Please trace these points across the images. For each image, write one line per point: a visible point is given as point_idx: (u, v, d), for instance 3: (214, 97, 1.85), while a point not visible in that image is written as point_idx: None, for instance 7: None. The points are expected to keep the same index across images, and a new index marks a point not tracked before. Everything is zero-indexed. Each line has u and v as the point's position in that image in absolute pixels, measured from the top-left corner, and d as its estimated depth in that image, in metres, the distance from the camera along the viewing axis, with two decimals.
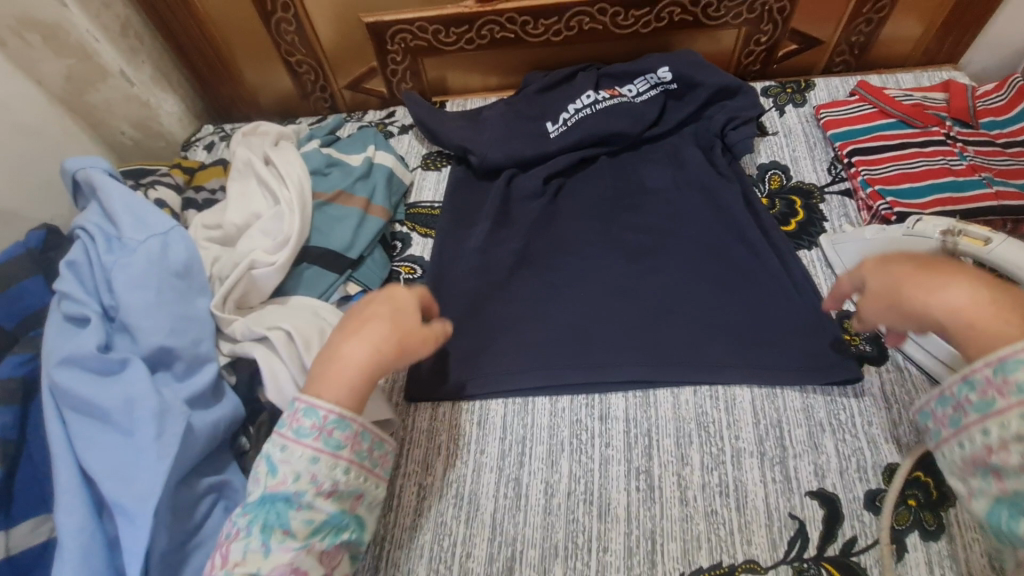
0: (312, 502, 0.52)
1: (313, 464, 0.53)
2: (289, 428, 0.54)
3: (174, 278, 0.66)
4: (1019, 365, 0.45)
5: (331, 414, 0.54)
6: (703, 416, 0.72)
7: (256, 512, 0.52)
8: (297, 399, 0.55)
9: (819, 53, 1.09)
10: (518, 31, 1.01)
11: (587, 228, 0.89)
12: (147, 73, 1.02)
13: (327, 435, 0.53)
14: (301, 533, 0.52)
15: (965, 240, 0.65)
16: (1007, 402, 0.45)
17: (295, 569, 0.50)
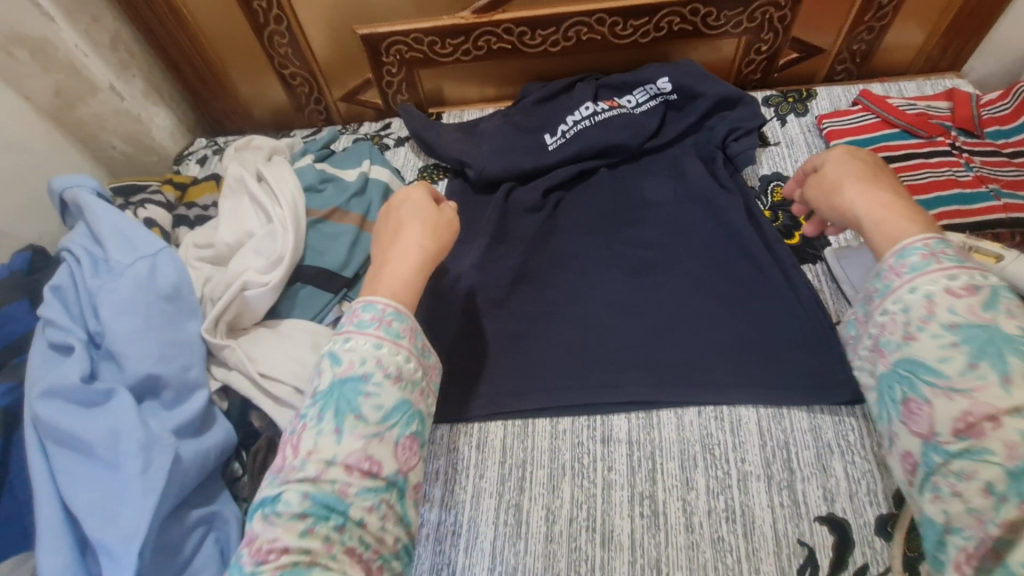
0: (381, 386, 0.53)
1: (378, 349, 0.54)
2: (349, 323, 0.56)
3: (163, 302, 0.64)
4: (914, 251, 0.52)
5: (388, 308, 0.57)
6: (708, 439, 0.70)
7: (327, 399, 0.52)
8: (352, 303, 0.58)
9: (821, 62, 1.08)
10: (515, 42, 1.00)
11: (587, 242, 0.88)
12: (138, 87, 1.00)
13: (387, 325, 0.56)
14: (373, 416, 0.51)
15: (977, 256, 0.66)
16: (901, 280, 0.52)
17: (369, 458, 0.50)
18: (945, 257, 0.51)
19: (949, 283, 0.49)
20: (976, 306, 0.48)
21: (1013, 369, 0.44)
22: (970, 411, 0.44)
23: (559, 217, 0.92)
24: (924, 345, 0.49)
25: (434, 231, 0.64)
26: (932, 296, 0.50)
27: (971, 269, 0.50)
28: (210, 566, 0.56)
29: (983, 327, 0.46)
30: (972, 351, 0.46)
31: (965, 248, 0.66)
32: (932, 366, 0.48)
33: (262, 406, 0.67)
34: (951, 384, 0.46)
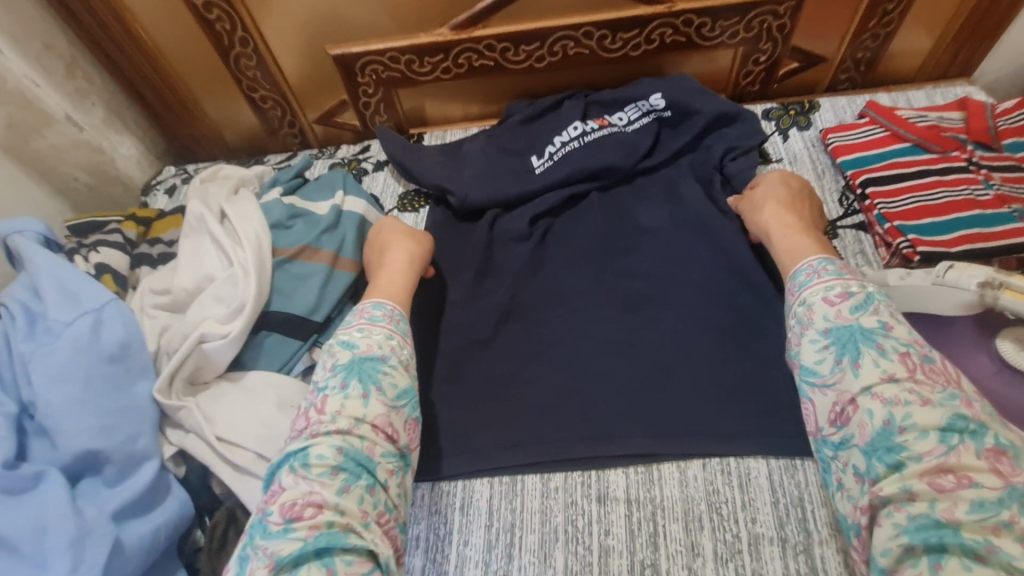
0: (394, 369, 0.61)
1: (390, 339, 0.64)
2: (361, 318, 0.65)
3: (106, 364, 0.58)
4: (801, 272, 0.62)
5: (395, 309, 0.68)
6: (714, 496, 0.64)
7: (350, 372, 0.59)
8: (362, 303, 0.68)
9: (823, 71, 1.01)
10: (497, 59, 0.94)
11: (579, 274, 0.82)
12: (98, 116, 0.94)
13: (395, 322, 0.66)
14: (391, 392, 0.59)
15: (1007, 295, 0.57)
16: (794, 296, 0.61)
17: (391, 426, 0.58)
18: (827, 271, 0.60)
19: (826, 292, 0.57)
20: (845, 310, 0.55)
21: (865, 358, 0.52)
22: (839, 403, 0.52)
23: (547, 246, 0.86)
24: (806, 349, 0.57)
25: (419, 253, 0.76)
26: (812, 304, 0.58)
27: (846, 279, 0.58)
28: None
29: (847, 327, 0.54)
30: (839, 349, 0.54)
31: (992, 288, 0.58)
32: (810, 367, 0.56)
33: (220, 474, 0.61)
34: (826, 381, 0.54)
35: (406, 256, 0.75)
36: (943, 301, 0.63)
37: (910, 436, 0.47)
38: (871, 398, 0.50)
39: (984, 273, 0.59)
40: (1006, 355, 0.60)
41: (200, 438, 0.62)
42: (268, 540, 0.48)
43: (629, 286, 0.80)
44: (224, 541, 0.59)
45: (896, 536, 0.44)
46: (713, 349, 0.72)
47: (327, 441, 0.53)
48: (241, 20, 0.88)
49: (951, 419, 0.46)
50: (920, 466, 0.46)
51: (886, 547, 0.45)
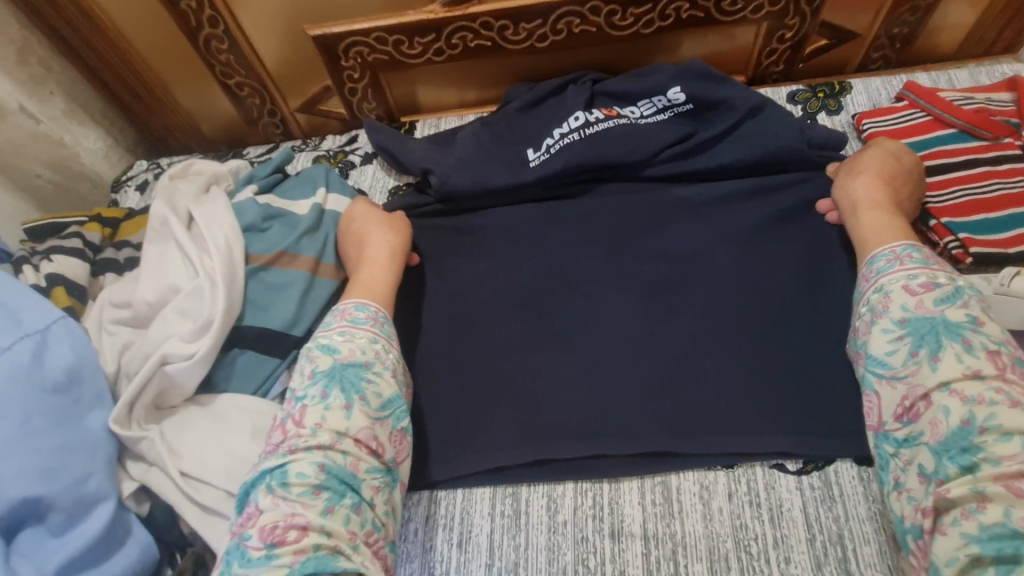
0: (381, 377, 0.56)
1: (375, 343, 0.58)
2: (342, 320, 0.59)
3: (51, 395, 0.51)
4: (881, 258, 0.58)
5: (379, 311, 0.62)
6: (743, 533, 0.57)
7: (331, 379, 0.53)
8: (341, 304, 0.62)
9: (853, 48, 0.92)
10: (495, 38, 0.85)
11: (588, 278, 0.74)
12: (58, 106, 0.85)
13: (380, 324, 0.61)
14: (376, 401, 0.54)
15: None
16: (867, 284, 0.58)
17: (376, 439, 0.52)
18: (912, 259, 0.56)
19: (909, 281, 0.54)
20: (929, 301, 0.52)
21: (947, 353, 0.49)
22: (909, 398, 0.50)
23: (554, 246, 0.77)
24: (877, 339, 0.54)
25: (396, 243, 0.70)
26: (889, 291, 0.55)
27: (932, 268, 0.55)
28: None
29: (929, 319, 0.51)
30: (915, 341, 0.51)
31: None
32: (880, 358, 0.53)
33: (186, 516, 0.54)
34: (897, 374, 0.51)
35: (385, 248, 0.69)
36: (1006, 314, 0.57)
37: (989, 438, 0.44)
38: (950, 394, 0.47)
39: None
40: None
41: (161, 474, 0.55)
42: (247, 568, 0.44)
43: (644, 293, 0.72)
44: None
45: (964, 545, 0.42)
46: (740, 363, 0.65)
47: (305, 458, 0.48)
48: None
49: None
50: (997, 469, 0.43)
51: (951, 557, 0.42)
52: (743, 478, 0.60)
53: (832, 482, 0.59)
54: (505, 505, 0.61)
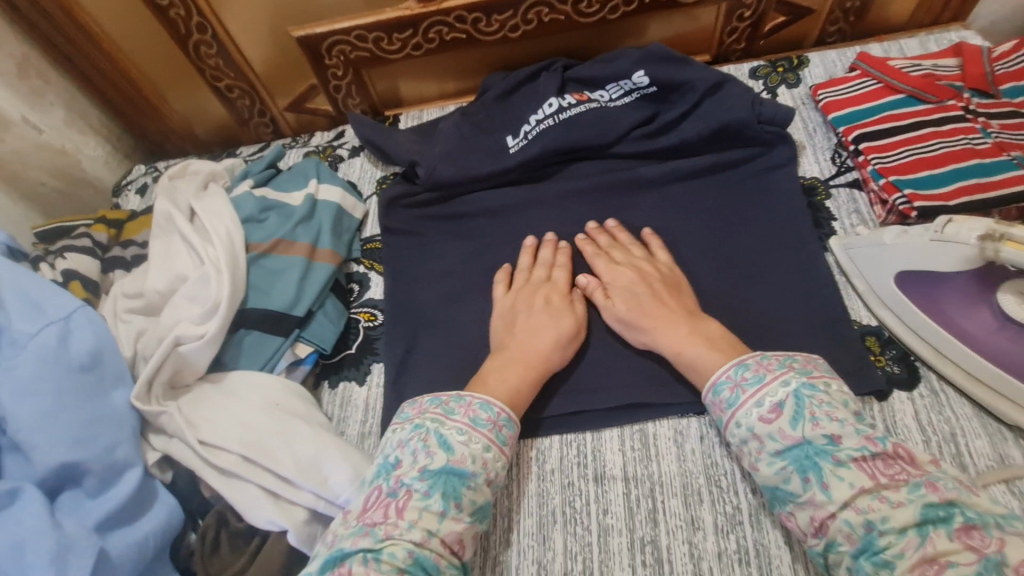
0: (481, 485, 0.55)
1: (488, 452, 0.56)
2: (465, 415, 0.58)
3: (78, 374, 0.56)
4: (723, 386, 0.57)
5: (501, 413, 0.59)
6: (713, 469, 0.63)
7: (435, 477, 0.53)
8: (468, 394, 0.60)
9: (810, 24, 0.97)
10: (469, 30, 0.89)
11: (566, 253, 0.80)
12: (58, 116, 0.90)
13: (498, 429, 0.58)
14: (470, 509, 0.53)
15: (1008, 247, 0.54)
16: (727, 415, 0.56)
17: (459, 542, 0.52)
18: (748, 381, 0.56)
19: (758, 410, 0.54)
20: (786, 425, 0.52)
21: (828, 474, 0.49)
22: (817, 517, 0.49)
23: (533, 223, 0.83)
24: (766, 471, 0.53)
25: (569, 336, 0.68)
26: (753, 428, 0.54)
27: (768, 385, 0.54)
28: None
29: (798, 445, 0.51)
30: (799, 468, 0.50)
31: (992, 241, 0.55)
32: (783, 488, 0.51)
33: (208, 480, 0.59)
34: (800, 499, 0.50)
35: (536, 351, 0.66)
36: (944, 258, 0.61)
37: (891, 539, 0.45)
38: (847, 508, 0.47)
39: (985, 226, 0.57)
40: (1008, 309, 0.59)
41: (182, 444, 0.60)
42: None
43: None
44: (216, 544, 0.59)
45: None
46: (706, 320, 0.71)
47: (393, 545, 0.49)
48: (196, 4, 0.83)
49: (924, 511, 0.45)
50: (906, 561, 0.44)
51: None
52: (713, 422, 0.66)
53: None
54: None
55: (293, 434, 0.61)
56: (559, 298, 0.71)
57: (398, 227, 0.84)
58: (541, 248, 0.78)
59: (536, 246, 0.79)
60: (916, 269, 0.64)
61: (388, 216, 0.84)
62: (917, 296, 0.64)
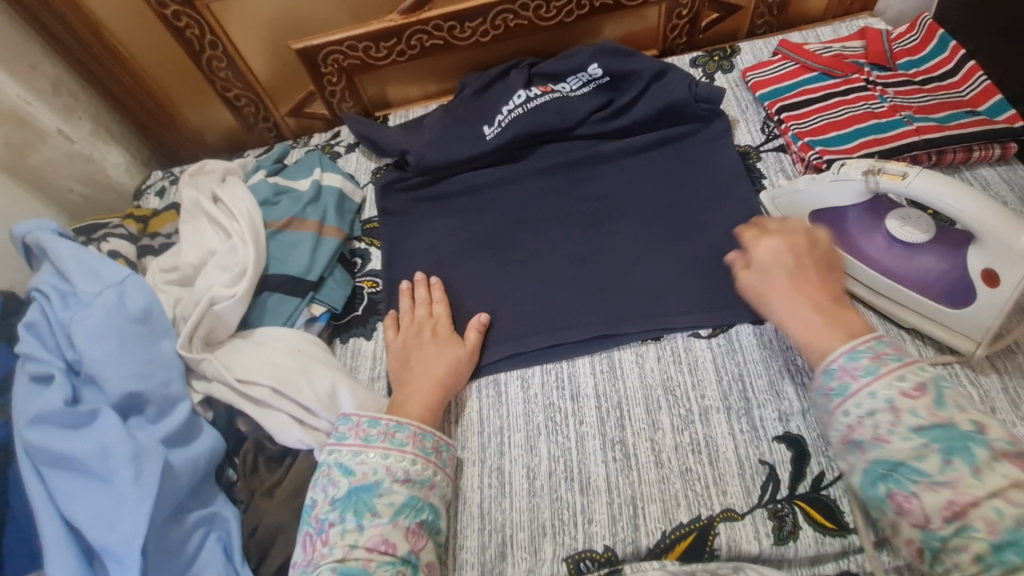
0: (391, 488, 0.63)
1: (386, 459, 0.65)
2: (355, 437, 0.66)
3: (135, 325, 0.67)
4: (863, 353, 0.53)
5: (390, 421, 0.68)
6: (669, 381, 0.75)
7: (344, 503, 0.62)
8: (353, 416, 0.68)
9: (741, 18, 1.12)
10: (446, 37, 1.03)
11: (539, 220, 0.92)
12: (86, 129, 1.02)
13: (391, 436, 0.66)
14: (387, 512, 0.61)
15: (885, 178, 0.69)
16: (859, 384, 0.52)
17: (386, 541, 0.59)
18: (888, 356, 0.53)
19: (900, 385, 0.50)
20: (932, 405, 0.49)
21: (984, 461, 0.45)
22: (957, 503, 0.45)
23: (510, 197, 0.96)
24: (898, 446, 0.49)
25: (456, 363, 0.77)
26: (892, 399, 0.50)
27: (910, 364, 0.52)
28: (214, 561, 0.61)
29: (945, 426, 0.48)
30: (943, 447, 0.47)
31: (872, 174, 0.70)
32: (913, 464, 0.47)
33: (245, 410, 0.70)
34: (935, 480, 0.46)
35: (435, 381, 0.74)
36: (842, 194, 0.75)
37: None
38: (999, 498, 0.44)
39: (868, 163, 0.71)
40: (893, 231, 0.73)
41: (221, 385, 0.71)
42: None
43: (584, 224, 0.91)
44: (255, 467, 0.69)
45: None
46: (661, 267, 0.84)
47: (323, 571, 0.58)
48: (208, 24, 0.96)
49: None
50: None
51: None
52: (667, 346, 0.78)
53: (733, 339, 0.77)
54: (488, 390, 0.79)
55: (315, 372, 0.73)
56: (445, 329, 0.80)
57: (393, 209, 0.97)
58: (416, 290, 0.85)
59: (412, 288, 0.86)
60: (823, 207, 0.78)
61: (384, 199, 0.97)
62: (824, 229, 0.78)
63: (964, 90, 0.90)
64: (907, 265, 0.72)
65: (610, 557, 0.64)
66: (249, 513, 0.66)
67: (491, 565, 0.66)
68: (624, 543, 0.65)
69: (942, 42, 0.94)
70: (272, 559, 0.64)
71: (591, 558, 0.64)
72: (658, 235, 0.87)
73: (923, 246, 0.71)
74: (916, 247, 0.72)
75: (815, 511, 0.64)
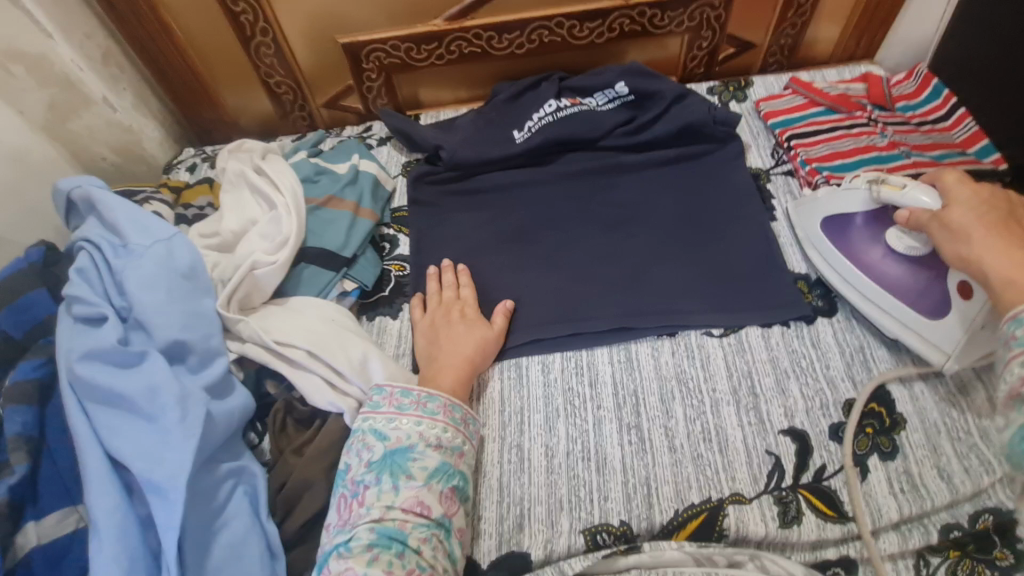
0: (425, 453, 0.66)
1: (419, 425, 0.67)
2: (389, 406, 0.68)
3: (182, 279, 0.70)
4: None
5: (422, 392, 0.70)
6: (682, 374, 0.79)
7: (380, 466, 0.64)
8: (387, 386, 0.70)
9: (755, 55, 1.22)
10: (484, 46, 1.10)
11: (563, 220, 0.98)
12: (128, 100, 1.05)
13: (423, 406, 0.69)
14: (422, 475, 0.64)
15: (885, 188, 0.76)
16: None
17: (421, 503, 0.62)
18: None
19: None
20: None
21: None
22: None
23: (536, 197, 1.01)
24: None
25: (486, 342, 0.80)
26: None
27: None
28: (243, 511, 0.62)
29: None
30: None
31: (876, 183, 0.77)
32: None
33: (280, 370, 0.73)
34: None
35: (466, 358, 0.78)
36: (850, 203, 0.82)
37: None
38: None
39: (874, 174, 0.79)
40: (892, 241, 0.77)
41: (258, 346, 0.74)
42: None
43: (606, 227, 0.96)
44: (284, 427, 0.71)
45: None
46: (679, 270, 0.89)
47: (361, 529, 0.61)
48: (263, 12, 1.01)
49: None
50: None
51: None
52: (681, 342, 0.83)
53: (742, 339, 0.82)
54: (510, 372, 0.82)
55: (349, 340, 0.75)
56: (474, 311, 0.84)
57: (424, 200, 1.01)
58: (444, 274, 0.89)
59: (439, 272, 0.90)
60: (835, 213, 0.84)
61: (416, 190, 1.02)
62: (831, 235, 0.84)
63: (955, 134, 1.00)
64: (898, 275, 0.77)
65: (626, 532, 0.67)
66: (276, 471, 0.68)
67: (509, 534, 0.68)
68: (639, 518, 0.68)
69: (936, 91, 1.04)
70: (298, 513, 0.66)
71: (607, 532, 0.67)
72: (676, 241, 0.93)
73: (920, 259, 0.76)
74: (914, 258, 0.76)
75: (817, 500, 0.68)
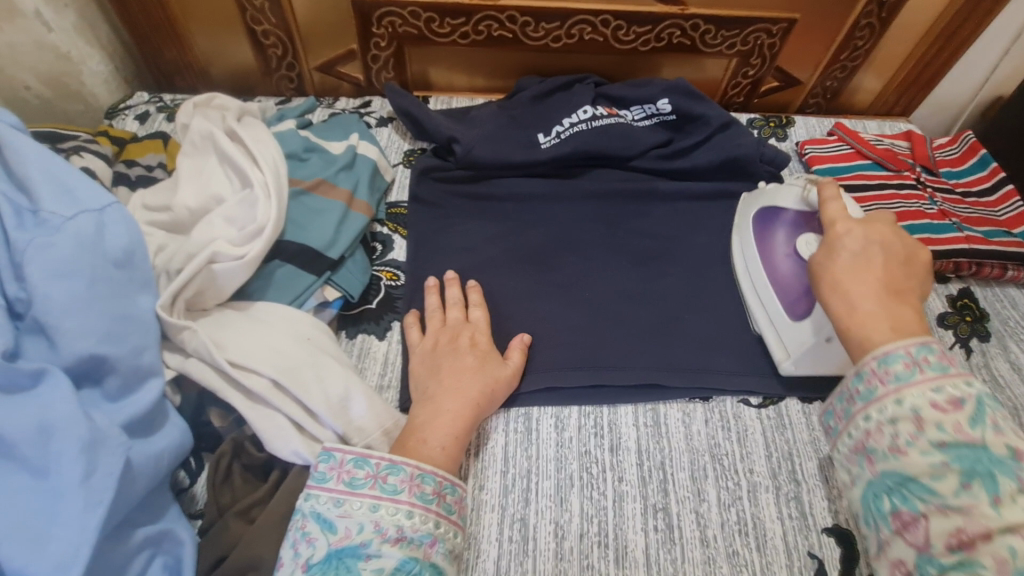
0: (380, 550, 0.49)
1: (374, 511, 0.51)
2: (337, 481, 0.52)
3: (113, 269, 0.52)
4: (898, 359, 0.50)
5: (382, 461, 0.53)
6: (716, 448, 0.68)
7: (321, 570, 0.48)
8: (336, 450, 0.54)
9: (796, 93, 1.14)
10: (517, 32, 0.95)
11: (588, 245, 0.85)
12: (70, 19, 0.84)
13: (382, 481, 0.52)
14: None
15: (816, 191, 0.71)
16: (886, 389, 0.50)
17: None
18: (930, 365, 0.49)
19: (934, 397, 0.47)
20: (963, 423, 0.45)
21: (1006, 491, 0.42)
22: (964, 530, 0.42)
23: (557, 214, 0.88)
24: (915, 461, 0.46)
25: (498, 386, 0.65)
26: (919, 410, 0.47)
27: (952, 377, 0.48)
28: None
29: (974, 447, 0.44)
30: (966, 470, 0.43)
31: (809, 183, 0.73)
32: (926, 482, 0.45)
33: (233, 402, 0.56)
34: (947, 502, 0.43)
35: (471, 400, 0.62)
36: (784, 198, 0.76)
37: None
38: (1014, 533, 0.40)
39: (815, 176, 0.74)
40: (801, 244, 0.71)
41: (205, 365, 0.57)
42: None
43: (637, 261, 0.84)
44: (228, 475, 0.56)
45: None
46: (717, 321, 0.78)
47: None
48: None
49: None
50: None
51: None
52: (715, 409, 0.72)
53: (783, 413, 0.72)
54: (517, 424, 0.68)
55: (327, 368, 0.60)
56: (485, 339, 0.69)
57: (426, 198, 0.86)
58: (447, 288, 0.74)
59: (440, 285, 0.75)
60: (771, 206, 0.77)
61: (419, 186, 0.86)
62: (757, 225, 0.78)
63: (1001, 211, 0.94)
64: (791, 277, 0.72)
65: None
66: (211, 538, 0.52)
67: None
68: None
69: (982, 161, 0.99)
70: None
71: None
72: (712, 286, 0.82)
73: None
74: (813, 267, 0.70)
75: None
